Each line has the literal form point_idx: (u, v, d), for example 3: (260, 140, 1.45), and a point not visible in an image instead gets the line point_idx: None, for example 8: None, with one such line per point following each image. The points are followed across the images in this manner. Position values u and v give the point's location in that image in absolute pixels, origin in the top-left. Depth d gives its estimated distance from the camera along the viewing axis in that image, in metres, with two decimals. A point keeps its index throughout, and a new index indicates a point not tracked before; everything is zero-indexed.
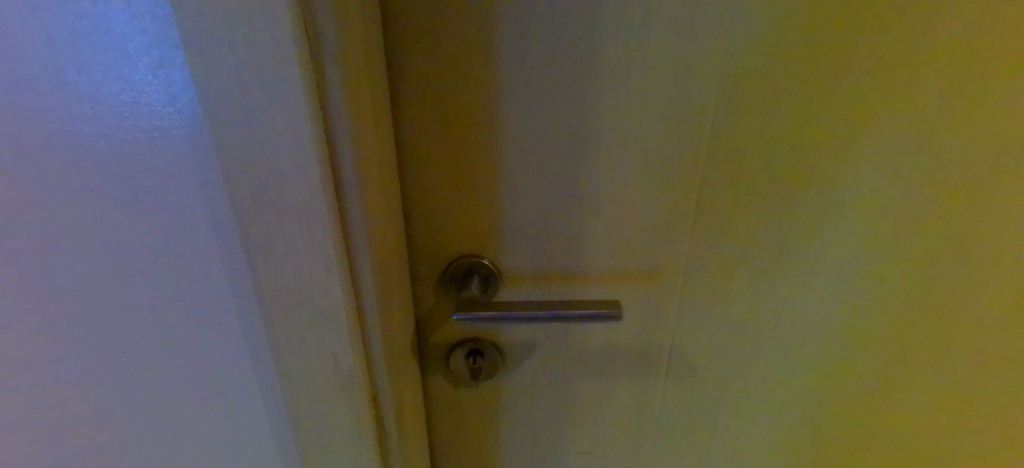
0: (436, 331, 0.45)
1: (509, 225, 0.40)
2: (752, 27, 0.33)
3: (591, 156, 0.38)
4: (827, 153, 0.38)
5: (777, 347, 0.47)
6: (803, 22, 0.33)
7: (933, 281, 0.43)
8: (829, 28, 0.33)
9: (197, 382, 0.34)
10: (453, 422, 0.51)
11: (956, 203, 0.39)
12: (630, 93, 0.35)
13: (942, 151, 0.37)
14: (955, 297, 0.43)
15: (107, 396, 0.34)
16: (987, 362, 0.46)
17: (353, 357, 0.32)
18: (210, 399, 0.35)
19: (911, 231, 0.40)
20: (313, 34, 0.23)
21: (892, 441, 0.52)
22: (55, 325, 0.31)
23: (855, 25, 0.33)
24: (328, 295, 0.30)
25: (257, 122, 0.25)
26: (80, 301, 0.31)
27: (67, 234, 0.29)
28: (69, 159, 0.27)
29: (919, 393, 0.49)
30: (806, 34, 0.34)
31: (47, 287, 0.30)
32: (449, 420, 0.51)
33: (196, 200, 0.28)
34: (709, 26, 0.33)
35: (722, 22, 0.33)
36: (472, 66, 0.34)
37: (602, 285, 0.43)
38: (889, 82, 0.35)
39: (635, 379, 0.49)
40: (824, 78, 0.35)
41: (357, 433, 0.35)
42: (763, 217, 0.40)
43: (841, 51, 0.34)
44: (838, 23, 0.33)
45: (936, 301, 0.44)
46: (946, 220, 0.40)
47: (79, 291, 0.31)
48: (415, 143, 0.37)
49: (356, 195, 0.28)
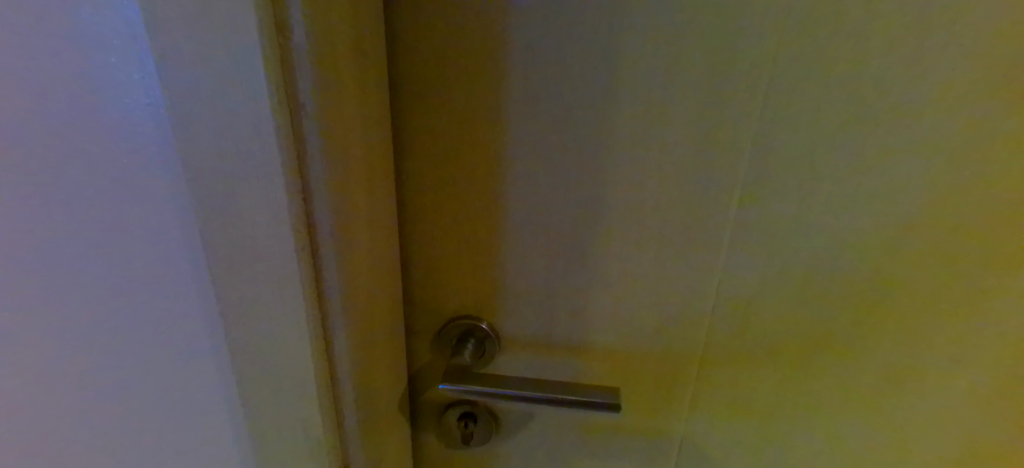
0: (430, 390, 0.43)
1: (510, 292, 0.38)
2: (784, 106, 0.30)
3: (600, 229, 0.35)
4: (872, 246, 0.33)
5: (803, 449, 0.42)
6: (845, 103, 0.29)
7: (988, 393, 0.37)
8: (876, 112, 0.29)
9: (174, 424, 0.35)
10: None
11: (1016, 321, 0.34)
12: (645, 169, 0.33)
13: (1006, 260, 0.32)
14: (1012, 418, 0.38)
15: (88, 430, 0.35)
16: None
17: (322, 424, 0.31)
18: (186, 441, 0.36)
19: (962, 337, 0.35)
20: (296, 106, 0.23)
21: None
22: (47, 354, 0.32)
23: (907, 118, 0.29)
24: (299, 361, 0.29)
25: (235, 187, 0.24)
26: (66, 338, 0.32)
27: (60, 269, 0.30)
28: (66, 200, 0.28)
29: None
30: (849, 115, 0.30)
31: (39, 317, 0.31)
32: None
33: (175, 244, 0.29)
34: (734, 103, 0.30)
35: (749, 98, 0.30)
36: (478, 129, 0.33)
37: (607, 362, 0.40)
38: (948, 174, 0.30)
39: (642, 463, 0.45)
40: (869, 164, 0.31)
41: None
42: (794, 308, 0.36)
43: (889, 144, 0.30)
44: (889, 108, 0.29)
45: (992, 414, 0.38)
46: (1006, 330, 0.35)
47: (68, 323, 0.31)
48: (417, 202, 0.35)
49: (333, 265, 0.26)
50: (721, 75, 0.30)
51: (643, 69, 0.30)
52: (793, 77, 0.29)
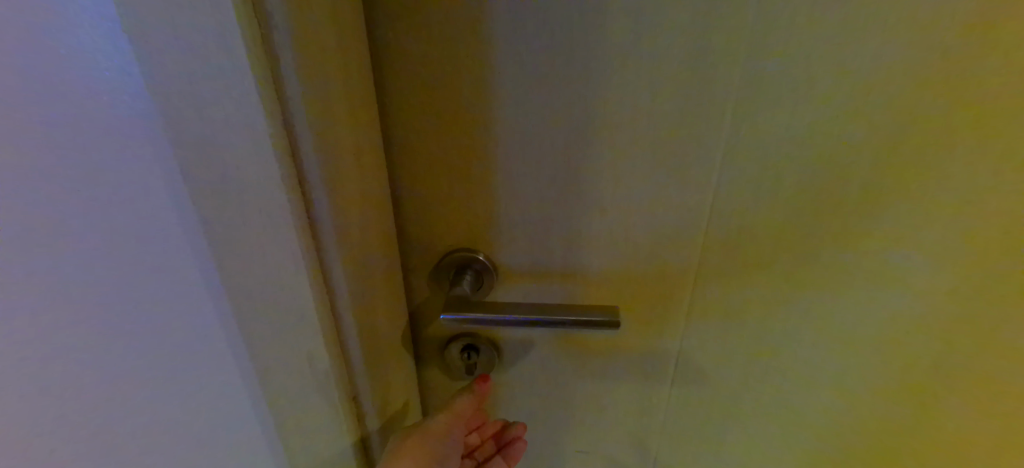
0: (431, 325, 0.43)
1: (504, 223, 0.38)
2: (789, 11, 0.28)
3: (594, 154, 0.34)
4: (869, 155, 0.32)
5: (792, 359, 0.43)
6: (854, 1, 0.27)
7: (980, 299, 0.37)
8: (886, 11, 0.27)
9: (181, 357, 0.36)
10: (432, 430, 0.42)
11: (1009, 225, 0.34)
12: (639, 86, 0.31)
13: (1002, 162, 0.31)
14: (997, 321, 0.38)
15: (93, 375, 0.36)
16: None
17: (327, 351, 0.32)
18: (195, 372, 0.37)
19: (957, 246, 0.35)
20: (263, 19, 0.21)
21: (901, 453, 0.48)
22: (42, 302, 0.32)
23: (914, 14, 0.27)
24: (298, 291, 0.29)
25: (210, 114, 0.23)
26: (64, 285, 0.32)
27: (45, 212, 0.29)
28: (40, 139, 0.27)
29: (942, 420, 0.45)
30: (857, 16, 0.28)
31: (29, 265, 0.31)
32: (424, 435, 0.42)
33: (157, 179, 0.28)
34: (734, 8, 0.28)
35: (751, 3, 0.28)
36: (460, 54, 0.31)
37: (604, 286, 0.40)
38: (955, 74, 0.29)
39: (640, 380, 0.46)
40: (874, 67, 0.29)
41: (334, 413, 0.36)
42: (788, 223, 0.36)
43: (892, 43, 0.28)
44: (899, 6, 0.27)
45: (986, 322, 0.38)
46: (1001, 239, 0.34)
47: (61, 269, 0.31)
48: (404, 133, 0.34)
49: (323, 196, 0.26)
50: None
51: None
52: None
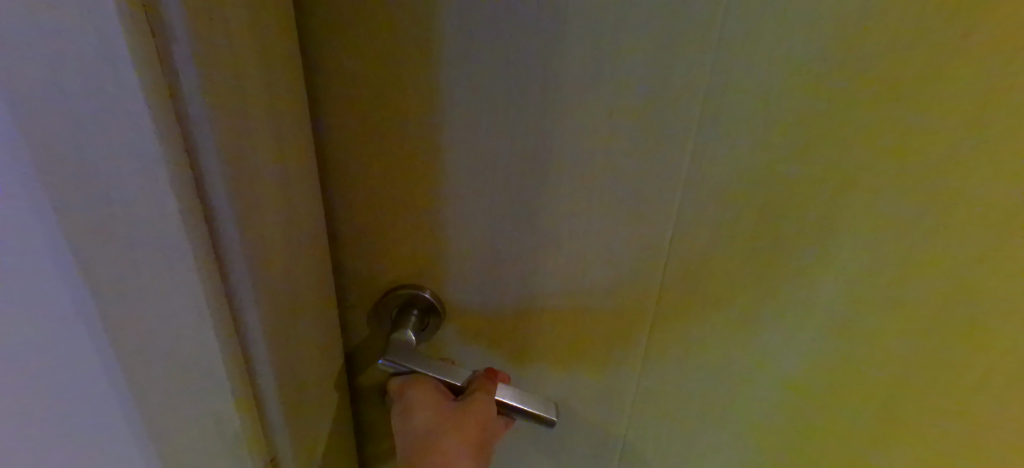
0: (368, 369, 0.39)
1: (453, 259, 0.34)
2: (754, 61, 0.26)
3: (549, 191, 0.31)
4: (830, 212, 0.31)
5: (748, 406, 0.41)
6: (822, 56, 0.25)
7: (935, 360, 0.36)
8: (850, 70, 0.26)
9: (48, 409, 0.30)
10: (486, 418, 0.33)
11: (963, 290, 0.33)
12: (597, 121, 0.28)
13: (963, 228, 0.30)
14: (949, 381, 0.37)
15: None
16: (982, 442, 0.40)
17: (238, 409, 0.28)
18: (63, 428, 0.31)
19: (914, 307, 0.34)
20: (160, 31, 0.17)
21: None
22: None
23: (882, 75, 0.26)
24: (203, 343, 0.25)
25: (90, 135, 0.19)
26: None
27: None
28: None
29: None
30: (824, 72, 0.26)
31: None
32: (477, 428, 0.32)
33: (29, 215, 0.23)
34: (696, 55, 0.26)
35: (711, 50, 0.26)
36: (406, 74, 0.27)
37: (558, 328, 0.37)
38: (922, 140, 0.28)
39: (593, 423, 0.44)
40: (836, 124, 0.28)
41: None
42: (748, 274, 0.34)
43: (868, 94, 0.26)
44: (867, 66, 0.26)
45: (937, 382, 0.37)
46: (957, 303, 0.33)
47: None
48: (341, 159, 0.30)
49: (235, 232, 0.22)
50: (686, 20, 0.25)
51: (592, 13, 0.25)
52: (768, 27, 0.25)
